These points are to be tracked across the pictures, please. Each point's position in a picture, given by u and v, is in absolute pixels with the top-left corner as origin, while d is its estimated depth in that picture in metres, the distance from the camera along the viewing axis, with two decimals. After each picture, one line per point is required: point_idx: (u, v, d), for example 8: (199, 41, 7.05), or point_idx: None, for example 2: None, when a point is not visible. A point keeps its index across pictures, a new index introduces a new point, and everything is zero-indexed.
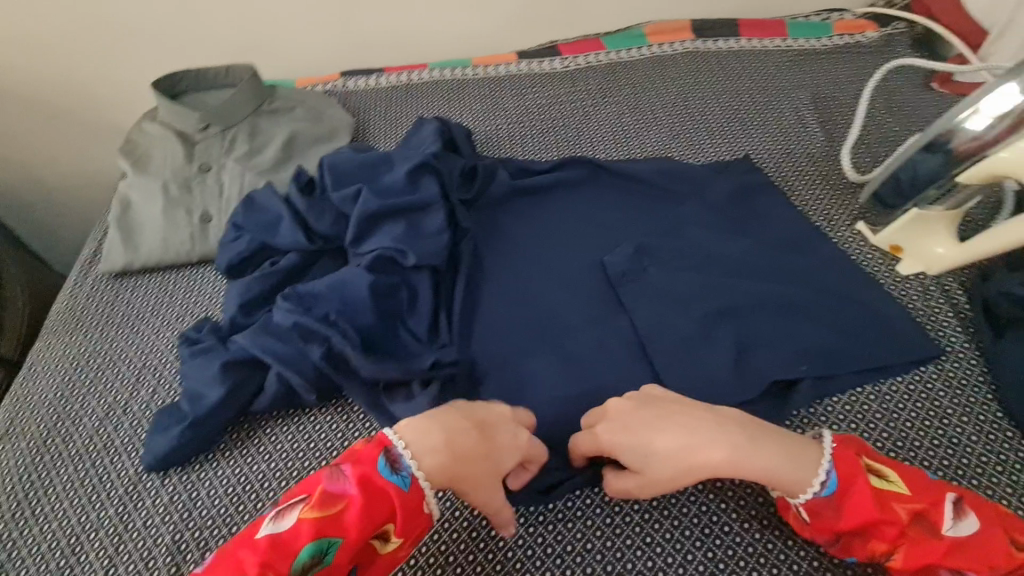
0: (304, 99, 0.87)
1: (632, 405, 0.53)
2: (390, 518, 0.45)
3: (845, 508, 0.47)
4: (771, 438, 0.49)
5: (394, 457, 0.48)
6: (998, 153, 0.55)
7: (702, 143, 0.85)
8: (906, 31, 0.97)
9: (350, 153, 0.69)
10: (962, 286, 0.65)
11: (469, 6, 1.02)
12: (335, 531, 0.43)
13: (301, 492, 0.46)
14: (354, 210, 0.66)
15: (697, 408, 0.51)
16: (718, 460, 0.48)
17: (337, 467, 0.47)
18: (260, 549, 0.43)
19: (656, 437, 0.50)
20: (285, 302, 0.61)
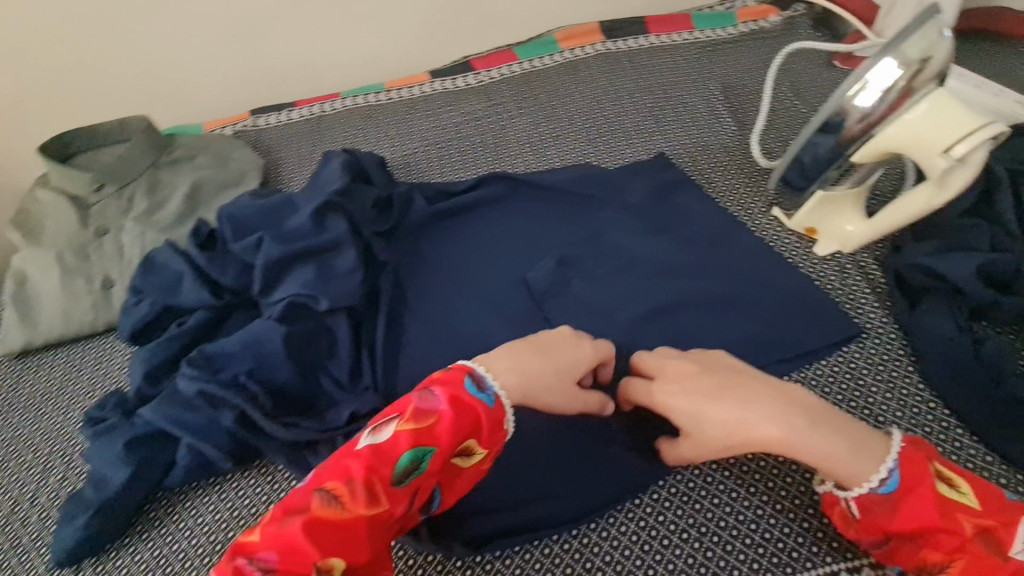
0: (206, 145, 0.83)
1: (692, 376, 0.51)
2: (476, 433, 0.47)
3: (900, 508, 0.44)
4: (834, 427, 0.46)
5: (477, 378, 0.49)
6: (881, 131, 0.55)
7: (619, 146, 0.85)
8: (806, 13, 0.99)
9: (249, 201, 0.67)
10: (877, 261, 0.66)
11: (375, 30, 1.00)
12: (429, 440, 0.45)
13: (392, 410, 0.47)
14: (257, 259, 0.63)
15: (761, 381, 0.49)
16: (773, 437, 0.46)
17: (424, 388, 0.48)
18: (359, 459, 0.44)
19: (712, 407, 0.48)
20: (189, 368, 0.58)
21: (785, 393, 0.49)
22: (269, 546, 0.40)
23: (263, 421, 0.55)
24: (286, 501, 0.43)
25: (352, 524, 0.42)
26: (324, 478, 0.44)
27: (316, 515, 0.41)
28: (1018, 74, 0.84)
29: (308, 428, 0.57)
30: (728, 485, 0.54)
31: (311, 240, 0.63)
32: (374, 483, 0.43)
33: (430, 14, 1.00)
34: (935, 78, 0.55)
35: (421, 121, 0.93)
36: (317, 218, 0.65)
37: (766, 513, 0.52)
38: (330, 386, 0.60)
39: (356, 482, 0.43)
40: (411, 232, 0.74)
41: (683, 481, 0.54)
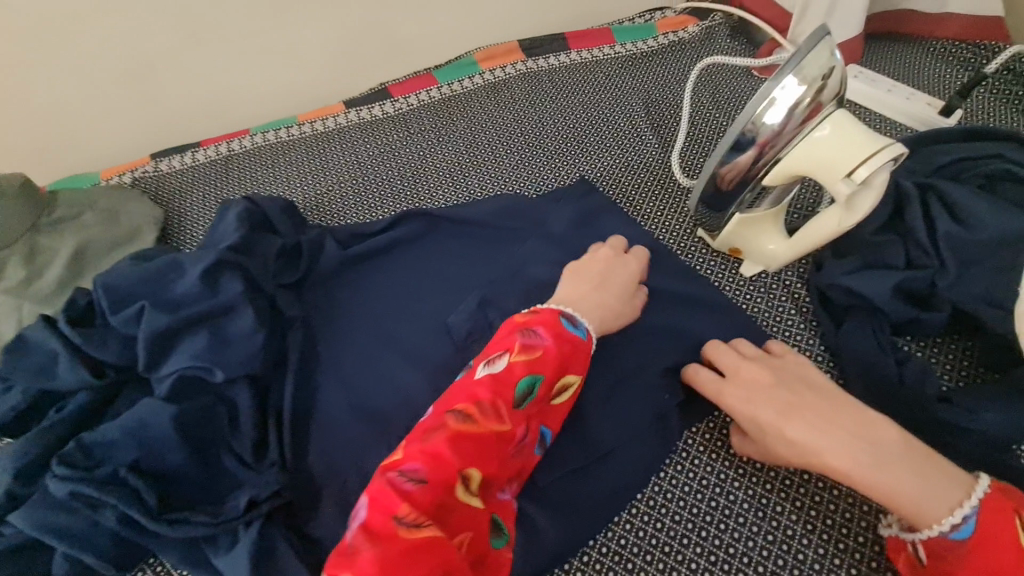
0: (94, 200, 0.76)
1: (761, 390, 0.51)
2: (574, 364, 0.52)
3: (972, 561, 0.42)
4: (913, 470, 0.45)
5: (569, 318, 0.55)
6: (785, 156, 0.54)
7: (542, 172, 0.82)
8: (724, 21, 0.98)
9: (129, 267, 0.60)
10: (802, 280, 0.64)
11: (283, 60, 0.95)
12: (540, 370, 0.49)
13: (497, 347, 0.52)
14: (139, 332, 0.57)
15: (840, 407, 0.49)
16: (841, 466, 0.46)
17: (529, 331, 0.52)
18: (482, 386, 0.49)
19: (786, 426, 0.49)
20: (60, 466, 0.51)
21: (857, 419, 0.48)
22: (415, 459, 0.44)
23: (147, 520, 0.49)
24: (422, 424, 0.47)
25: (486, 439, 0.46)
26: (453, 403, 0.48)
27: (456, 429, 0.45)
28: (929, 74, 0.84)
29: (200, 521, 0.51)
30: (691, 497, 0.55)
31: (202, 305, 0.58)
32: (499, 406, 0.47)
33: (340, 40, 0.95)
34: (834, 99, 0.53)
35: (336, 157, 0.89)
36: (207, 279, 0.59)
37: (699, 567, 0.51)
38: (230, 467, 0.55)
39: (485, 405, 0.47)
40: (323, 281, 0.70)
41: (617, 538, 0.54)
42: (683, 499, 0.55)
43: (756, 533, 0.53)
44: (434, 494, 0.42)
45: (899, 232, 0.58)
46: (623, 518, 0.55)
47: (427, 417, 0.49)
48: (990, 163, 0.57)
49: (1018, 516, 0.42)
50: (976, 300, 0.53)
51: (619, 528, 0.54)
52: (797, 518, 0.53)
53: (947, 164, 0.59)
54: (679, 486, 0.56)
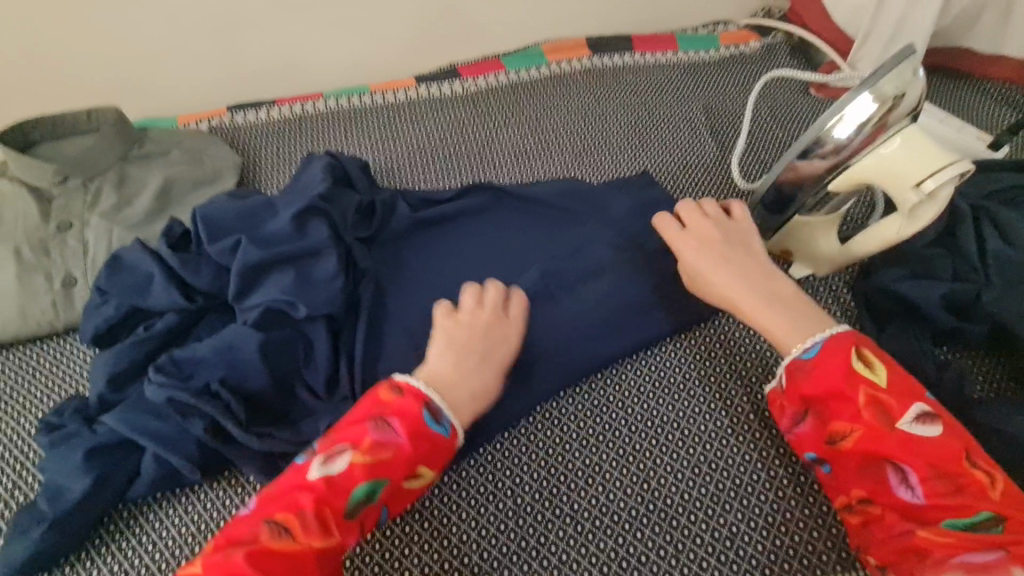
0: (180, 140, 0.80)
1: (709, 244, 0.61)
2: (430, 459, 0.51)
3: (815, 375, 0.51)
4: (790, 309, 0.56)
5: (433, 409, 0.52)
6: (854, 162, 0.57)
7: (602, 162, 0.87)
8: (785, 40, 1.03)
9: (226, 202, 0.65)
10: (847, 285, 0.68)
11: (361, 31, 0.99)
12: (381, 473, 0.49)
13: (344, 437, 0.50)
14: (234, 262, 0.61)
15: (754, 261, 0.60)
16: (737, 302, 0.58)
17: (381, 420, 0.50)
18: (311, 491, 0.47)
19: (711, 270, 0.60)
20: (157, 375, 0.55)
21: (771, 274, 0.59)
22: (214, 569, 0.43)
23: (236, 431, 0.55)
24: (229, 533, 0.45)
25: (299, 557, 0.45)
26: (277, 504, 0.47)
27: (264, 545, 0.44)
28: (979, 112, 0.88)
29: (283, 438, 0.57)
30: (732, 465, 0.58)
31: (292, 245, 0.62)
32: (324, 515, 0.46)
33: (418, 18, 0.99)
34: (909, 115, 0.58)
35: (405, 128, 0.93)
36: (297, 221, 0.63)
37: (738, 530, 0.55)
38: (309, 395, 0.60)
39: (306, 513, 0.46)
40: (393, 239, 0.73)
41: (665, 499, 0.57)
42: (727, 470, 0.58)
43: (794, 506, 0.56)
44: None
45: (949, 248, 0.61)
46: (670, 480, 0.58)
47: (244, 513, 0.47)
48: None
49: (854, 347, 0.51)
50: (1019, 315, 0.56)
51: (665, 489, 0.58)
52: (832, 495, 0.57)
53: (1000, 191, 0.63)
54: (725, 459, 0.59)
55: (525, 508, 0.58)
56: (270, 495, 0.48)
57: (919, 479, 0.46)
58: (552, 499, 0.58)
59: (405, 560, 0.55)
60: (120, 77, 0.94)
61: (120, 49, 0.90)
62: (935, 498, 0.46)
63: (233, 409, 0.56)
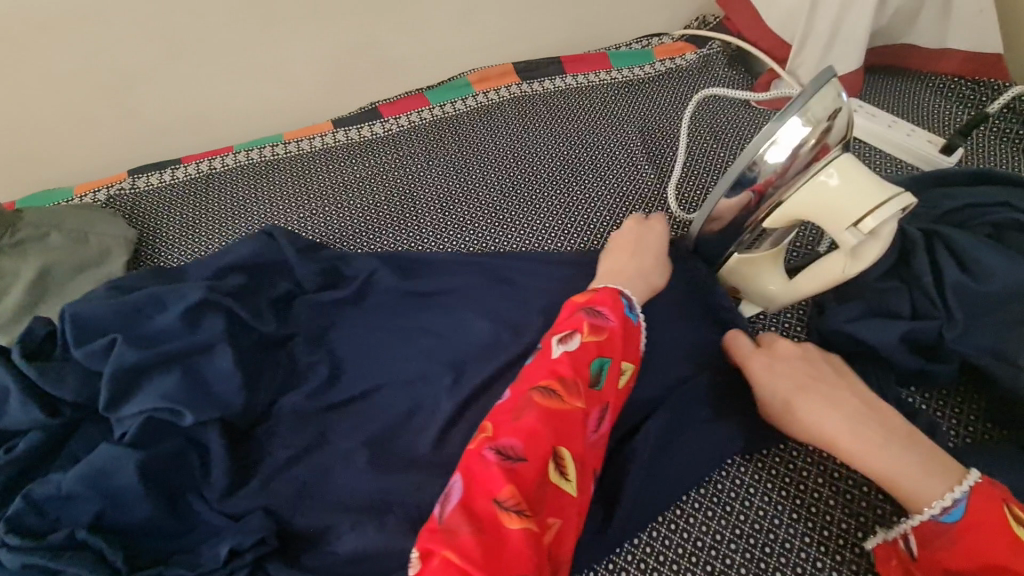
0: (61, 220, 0.71)
1: (788, 363, 0.52)
2: (635, 346, 0.53)
3: (961, 541, 0.41)
4: (908, 449, 0.45)
5: (629, 301, 0.55)
6: (790, 196, 0.51)
7: (535, 199, 0.80)
8: (722, 50, 0.97)
9: (107, 296, 0.58)
10: (801, 322, 0.62)
11: (272, 77, 0.92)
12: (609, 350, 0.50)
13: (565, 326, 0.52)
14: (106, 366, 0.53)
15: (845, 384, 0.50)
16: (843, 445, 0.47)
17: (594, 305, 0.53)
18: (560, 365, 0.49)
19: (798, 400, 0.50)
20: (12, 518, 0.48)
21: (870, 401, 0.48)
22: (510, 435, 0.45)
23: None
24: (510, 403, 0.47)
25: (571, 415, 0.47)
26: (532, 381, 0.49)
27: (540, 408, 0.46)
28: (930, 110, 0.83)
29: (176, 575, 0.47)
30: (683, 558, 0.50)
31: (178, 342, 0.55)
32: (580, 385, 0.48)
33: (331, 59, 0.93)
34: (840, 143, 0.52)
35: (323, 179, 0.86)
36: (188, 315, 0.56)
37: None
38: (197, 514, 0.51)
39: (567, 380, 0.48)
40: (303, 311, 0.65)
41: None
42: (676, 561, 0.50)
43: None
44: (533, 470, 0.43)
45: (904, 279, 0.55)
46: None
47: (504, 399, 0.49)
48: (997, 211, 0.55)
49: (1011, 509, 0.41)
50: (985, 352, 0.50)
51: None
52: None
53: (952, 211, 0.57)
54: (673, 547, 0.51)
55: None
56: (522, 376, 0.50)
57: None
58: None
59: None
60: (8, 151, 0.86)
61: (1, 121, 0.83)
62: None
63: (108, 558, 0.47)
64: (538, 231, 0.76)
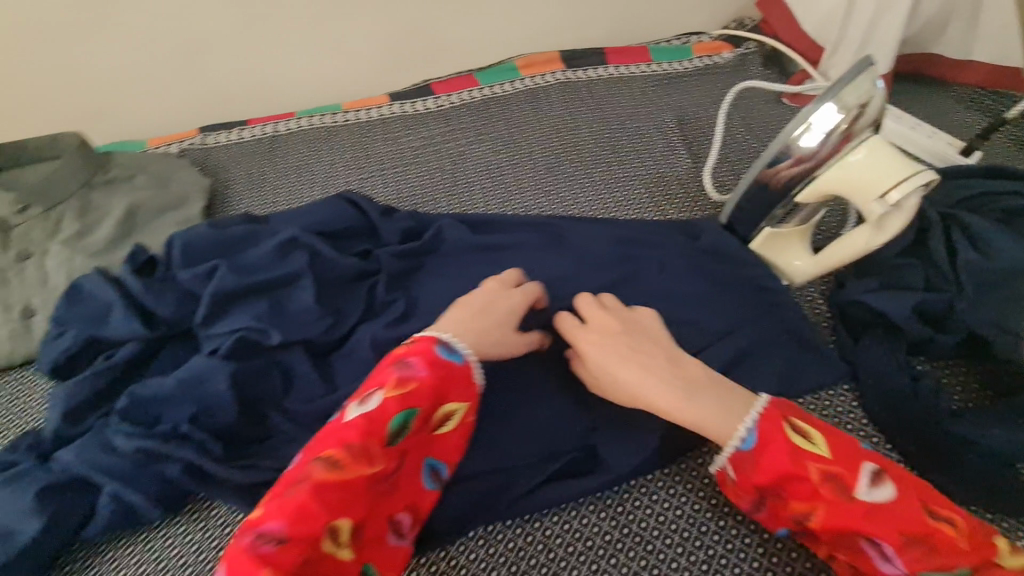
0: (147, 164, 0.78)
1: (611, 338, 0.55)
2: (453, 392, 0.50)
3: (761, 461, 0.47)
4: (709, 398, 0.50)
5: (445, 344, 0.52)
6: (823, 173, 0.57)
7: (578, 176, 0.86)
8: (757, 51, 1.03)
9: (207, 230, 0.65)
10: (823, 295, 0.68)
11: (334, 49, 0.98)
12: (414, 402, 0.47)
13: (374, 383, 0.49)
14: (207, 287, 0.60)
15: (656, 349, 0.54)
16: (658, 405, 0.51)
17: (404, 360, 0.50)
18: (352, 429, 0.46)
19: (619, 370, 0.53)
20: (122, 410, 0.54)
21: (680, 363, 0.53)
22: (275, 516, 0.40)
23: (214, 468, 0.53)
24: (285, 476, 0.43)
25: (361, 484, 0.43)
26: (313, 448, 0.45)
27: (315, 481, 0.42)
28: (952, 116, 0.88)
29: (267, 467, 0.55)
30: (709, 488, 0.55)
31: (268, 274, 0.62)
32: (371, 447, 0.45)
33: (390, 36, 0.99)
34: (870, 125, 0.57)
35: (380, 147, 0.92)
36: (279, 250, 0.64)
37: (715, 553, 0.51)
38: (277, 423, 0.57)
39: (355, 446, 0.44)
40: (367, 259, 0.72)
41: (637, 521, 0.54)
42: (703, 488, 0.55)
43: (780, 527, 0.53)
44: (301, 551, 0.39)
45: (919, 257, 0.61)
46: (643, 501, 0.55)
47: (293, 464, 0.45)
48: (1007, 201, 0.61)
49: (786, 420, 0.48)
50: (990, 323, 0.56)
51: (641, 512, 0.54)
52: None
53: (968, 199, 0.63)
54: (701, 477, 0.56)
55: (496, 533, 0.55)
56: (314, 440, 0.47)
57: (891, 549, 0.42)
58: (523, 525, 0.55)
59: None
60: (90, 101, 0.93)
61: (90, 73, 0.90)
62: (908, 563, 0.42)
63: (209, 447, 0.54)
64: (579, 205, 0.82)
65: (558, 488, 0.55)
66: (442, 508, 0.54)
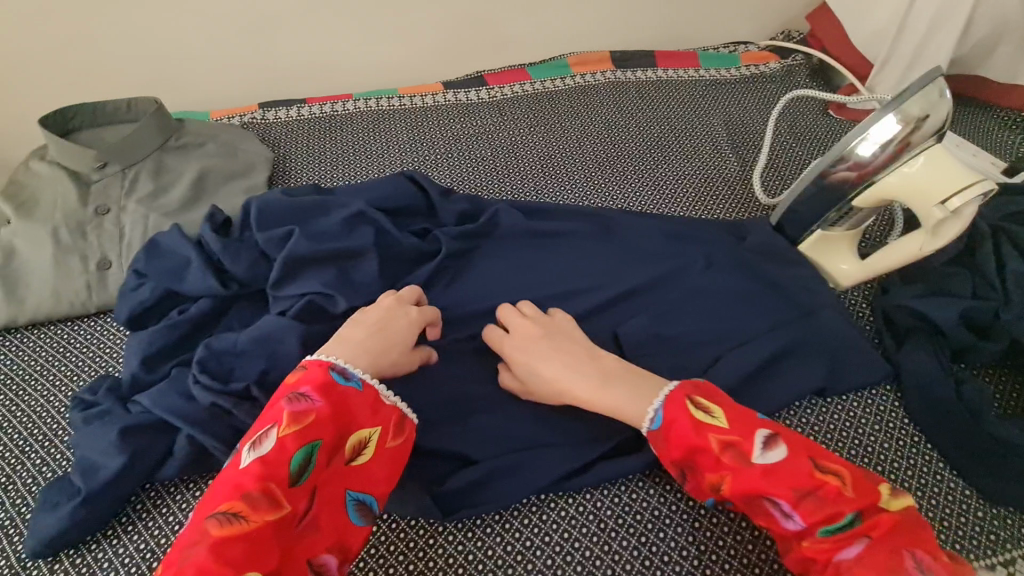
0: (215, 133, 0.81)
1: (533, 339, 0.59)
2: (356, 417, 0.49)
3: (670, 436, 0.49)
4: (627, 384, 0.54)
5: (341, 370, 0.51)
6: (881, 178, 0.60)
7: (627, 171, 0.88)
8: (804, 63, 1.05)
9: (280, 197, 0.68)
10: (866, 300, 0.69)
11: (394, 36, 1.01)
12: (314, 434, 0.46)
13: (265, 422, 0.47)
14: (281, 252, 0.63)
15: (577, 346, 0.58)
16: (577, 394, 0.55)
17: (294, 392, 0.48)
18: (248, 475, 0.43)
19: (541, 364, 0.57)
20: (199, 360, 0.56)
21: (597, 358, 0.57)
22: None
23: None
24: (179, 541, 0.40)
25: (264, 533, 0.41)
26: (214, 502, 0.42)
27: (212, 540, 0.40)
28: (995, 137, 0.90)
29: None
30: None
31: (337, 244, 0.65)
32: (272, 490, 0.43)
33: (448, 27, 1.02)
34: (934, 135, 0.58)
35: (434, 132, 0.95)
36: (347, 222, 0.67)
37: (759, 533, 0.54)
38: None
39: (252, 494, 0.42)
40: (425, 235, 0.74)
41: (684, 499, 0.56)
42: None
43: None
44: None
45: (967, 267, 0.63)
46: None
47: (189, 525, 0.42)
48: None
49: (688, 398, 0.50)
50: None
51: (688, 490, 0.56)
52: None
53: (1017, 214, 0.65)
54: None
55: (549, 503, 0.56)
56: (206, 495, 0.44)
57: (788, 504, 0.45)
58: (574, 496, 0.56)
59: (430, 551, 0.53)
60: (155, 71, 0.96)
61: (158, 44, 0.93)
62: (806, 516, 0.44)
63: None
64: (628, 198, 0.85)
65: (611, 465, 0.57)
66: (499, 474, 0.56)
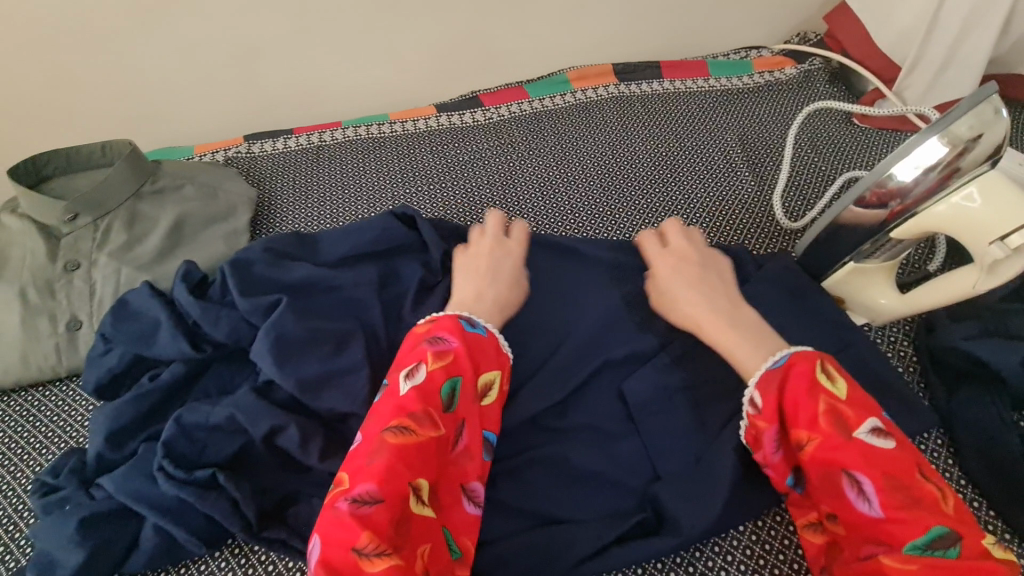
0: (194, 173, 0.76)
1: (689, 264, 0.61)
2: (485, 359, 0.52)
3: (782, 380, 0.47)
4: (748, 328, 0.54)
5: (468, 318, 0.54)
6: (923, 210, 0.53)
7: (634, 194, 0.82)
8: (823, 66, 0.98)
9: (258, 252, 0.63)
10: (908, 338, 0.62)
11: (383, 58, 0.96)
12: (456, 371, 0.49)
13: (410, 360, 0.50)
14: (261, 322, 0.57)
15: (716, 284, 0.59)
16: (700, 318, 0.57)
17: (433, 336, 0.51)
18: (408, 400, 0.47)
19: (678, 292, 0.59)
20: (168, 440, 0.51)
21: (731, 300, 0.57)
22: (365, 482, 0.43)
23: (243, 534, 0.48)
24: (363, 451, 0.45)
25: (428, 451, 0.45)
26: (381, 422, 0.46)
27: (392, 452, 0.44)
28: None
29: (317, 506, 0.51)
30: (790, 553, 0.51)
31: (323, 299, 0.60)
32: (431, 413, 0.47)
33: (441, 47, 0.97)
34: (988, 159, 0.51)
35: (426, 159, 0.90)
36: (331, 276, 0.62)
37: None
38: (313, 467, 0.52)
39: (417, 414, 0.46)
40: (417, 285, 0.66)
41: None
42: (782, 552, 0.51)
43: None
44: (391, 512, 0.41)
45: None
46: (716, 562, 0.51)
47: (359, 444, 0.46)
48: None
49: (816, 362, 0.47)
50: None
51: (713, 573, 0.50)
52: None
53: None
54: (779, 538, 0.52)
55: None
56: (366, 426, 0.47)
57: (869, 485, 0.42)
58: None
59: None
60: (138, 104, 0.92)
61: (137, 76, 0.89)
62: (887, 507, 0.41)
63: (242, 508, 0.49)
64: (637, 225, 0.78)
65: (629, 548, 0.50)
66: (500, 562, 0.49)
